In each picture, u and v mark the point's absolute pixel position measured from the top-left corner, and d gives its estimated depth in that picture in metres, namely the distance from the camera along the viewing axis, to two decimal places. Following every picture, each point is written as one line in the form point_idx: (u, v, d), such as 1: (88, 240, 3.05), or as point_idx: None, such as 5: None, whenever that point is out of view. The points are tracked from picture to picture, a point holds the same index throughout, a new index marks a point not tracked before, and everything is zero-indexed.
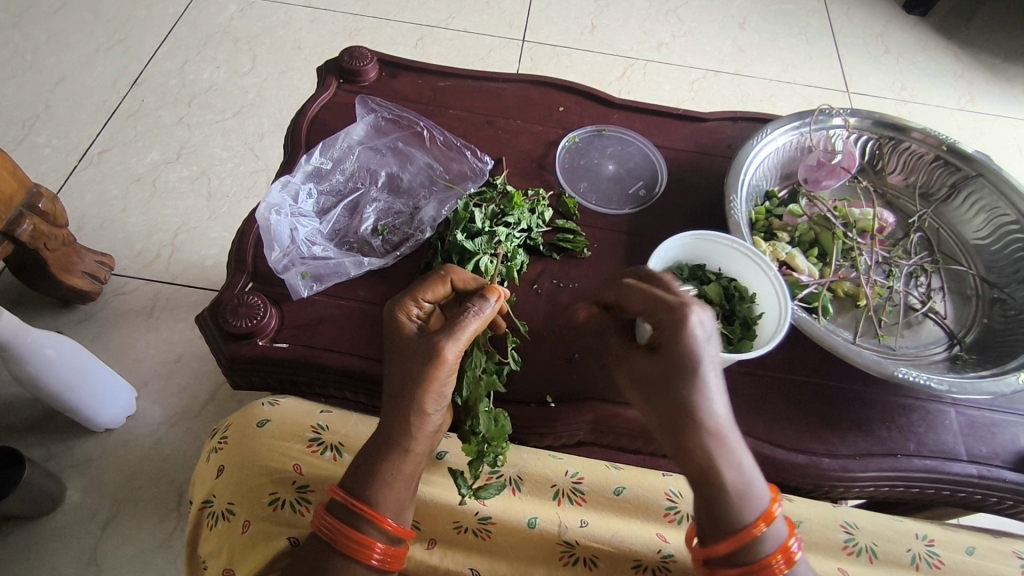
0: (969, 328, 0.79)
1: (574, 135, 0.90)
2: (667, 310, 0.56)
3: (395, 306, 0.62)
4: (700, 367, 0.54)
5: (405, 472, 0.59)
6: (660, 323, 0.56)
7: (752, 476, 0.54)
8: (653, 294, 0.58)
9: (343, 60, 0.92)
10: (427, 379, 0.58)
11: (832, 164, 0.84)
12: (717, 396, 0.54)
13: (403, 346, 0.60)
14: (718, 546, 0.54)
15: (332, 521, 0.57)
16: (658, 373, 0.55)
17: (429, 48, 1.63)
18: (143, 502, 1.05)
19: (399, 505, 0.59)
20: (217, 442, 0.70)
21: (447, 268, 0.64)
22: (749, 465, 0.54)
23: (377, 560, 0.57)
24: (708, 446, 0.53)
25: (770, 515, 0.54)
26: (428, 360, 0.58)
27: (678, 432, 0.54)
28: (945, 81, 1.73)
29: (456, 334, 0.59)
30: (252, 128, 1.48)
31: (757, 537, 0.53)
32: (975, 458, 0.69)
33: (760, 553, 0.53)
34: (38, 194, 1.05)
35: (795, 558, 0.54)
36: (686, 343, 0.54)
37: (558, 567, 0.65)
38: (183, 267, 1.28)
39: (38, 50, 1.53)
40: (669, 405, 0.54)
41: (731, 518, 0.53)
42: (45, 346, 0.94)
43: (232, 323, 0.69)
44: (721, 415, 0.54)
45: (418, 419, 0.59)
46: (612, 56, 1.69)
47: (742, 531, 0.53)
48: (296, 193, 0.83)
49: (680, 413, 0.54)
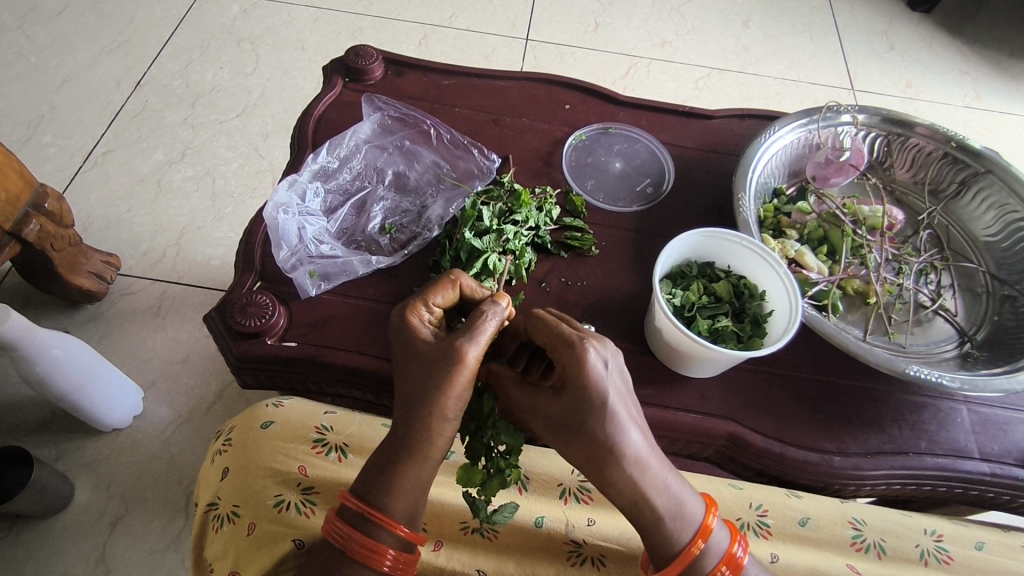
0: (980, 325, 0.79)
1: (581, 132, 0.90)
2: (566, 349, 0.56)
3: (406, 312, 0.62)
4: (606, 406, 0.54)
5: (419, 479, 0.58)
6: (562, 361, 0.56)
7: (682, 498, 0.57)
8: (551, 330, 0.57)
9: (348, 59, 0.92)
10: (447, 381, 0.56)
11: (840, 161, 0.84)
12: (631, 429, 0.55)
13: (419, 352, 0.59)
14: (662, 570, 0.58)
15: (343, 527, 0.57)
16: (564, 413, 0.56)
17: (432, 47, 1.63)
18: (152, 502, 1.05)
19: (412, 511, 0.59)
20: (222, 444, 0.70)
21: (455, 271, 0.64)
22: (676, 486, 0.57)
23: (389, 565, 0.57)
24: (630, 479, 0.56)
25: (704, 529, 0.58)
26: (447, 362, 0.56)
27: (600, 468, 0.56)
28: (950, 78, 1.72)
29: (473, 333, 0.57)
30: (257, 128, 1.48)
31: (695, 555, 0.57)
32: (987, 456, 0.69)
33: (702, 568, 0.57)
34: (44, 194, 1.05)
35: (740, 563, 0.58)
36: (587, 383, 0.54)
37: (566, 567, 0.64)
38: (188, 266, 1.28)
39: (43, 51, 1.53)
40: (583, 445, 0.56)
41: (667, 539, 0.57)
42: (53, 346, 0.94)
43: (241, 322, 0.69)
44: (637, 448, 0.55)
45: (437, 427, 0.57)
46: (616, 54, 1.69)
47: (680, 551, 0.57)
48: (303, 192, 0.83)
49: (594, 453, 0.55)
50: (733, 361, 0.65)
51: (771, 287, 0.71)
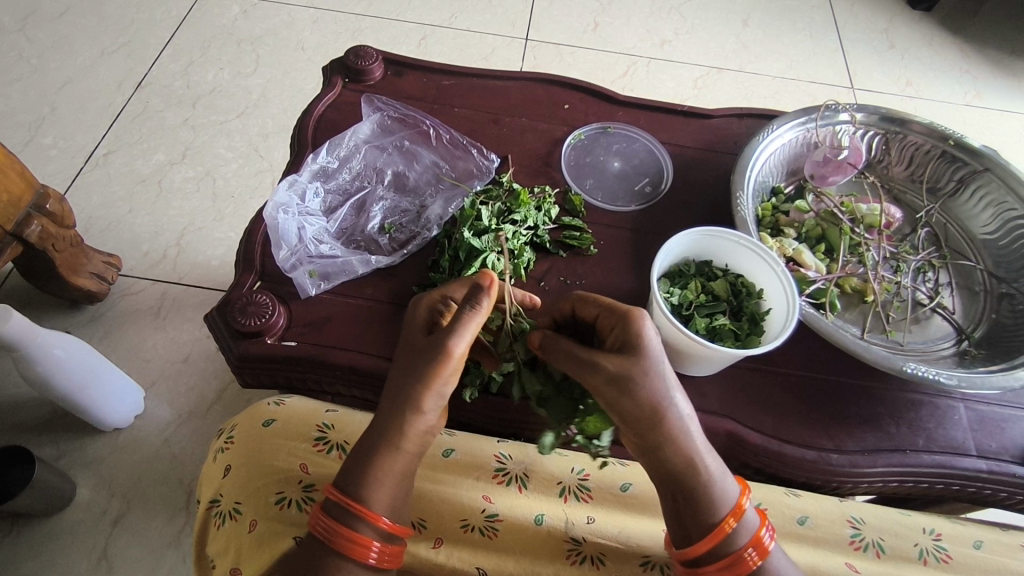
0: (978, 323, 0.79)
1: (580, 132, 0.90)
2: (625, 315, 0.59)
3: (417, 303, 0.63)
4: (660, 368, 0.58)
5: (396, 470, 0.59)
6: (616, 328, 0.60)
7: (719, 472, 0.60)
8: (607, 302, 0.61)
9: (348, 59, 0.92)
10: (432, 374, 0.58)
11: (838, 159, 0.83)
12: (678, 395, 0.58)
13: (416, 343, 0.61)
14: (697, 546, 0.58)
15: (326, 520, 0.57)
16: (619, 372, 0.56)
17: (432, 48, 1.63)
18: (153, 501, 1.05)
19: (392, 503, 0.60)
20: (223, 442, 0.70)
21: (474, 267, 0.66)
22: (716, 458, 0.60)
23: (375, 558, 0.57)
24: (678, 441, 0.58)
25: (738, 509, 0.59)
26: (431, 356, 0.58)
27: (651, 430, 0.58)
28: (950, 76, 1.72)
29: (459, 326, 0.58)
30: (257, 128, 1.48)
31: (729, 532, 0.58)
32: (984, 453, 0.69)
33: (734, 546, 0.58)
34: (46, 195, 1.06)
35: (767, 549, 0.58)
36: (647, 345, 0.57)
37: (565, 565, 0.65)
38: (189, 267, 1.29)
39: (44, 53, 1.53)
40: (638, 406, 0.57)
41: (705, 512, 0.58)
42: (55, 346, 0.95)
43: (241, 322, 0.70)
44: (682, 412, 0.58)
45: (414, 418, 0.59)
46: (615, 53, 1.69)
47: (716, 525, 0.58)
48: (303, 192, 0.84)
49: (649, 413, 0.57)
50: (731, 359, 0.65)
51: (768, 285, 0.71)
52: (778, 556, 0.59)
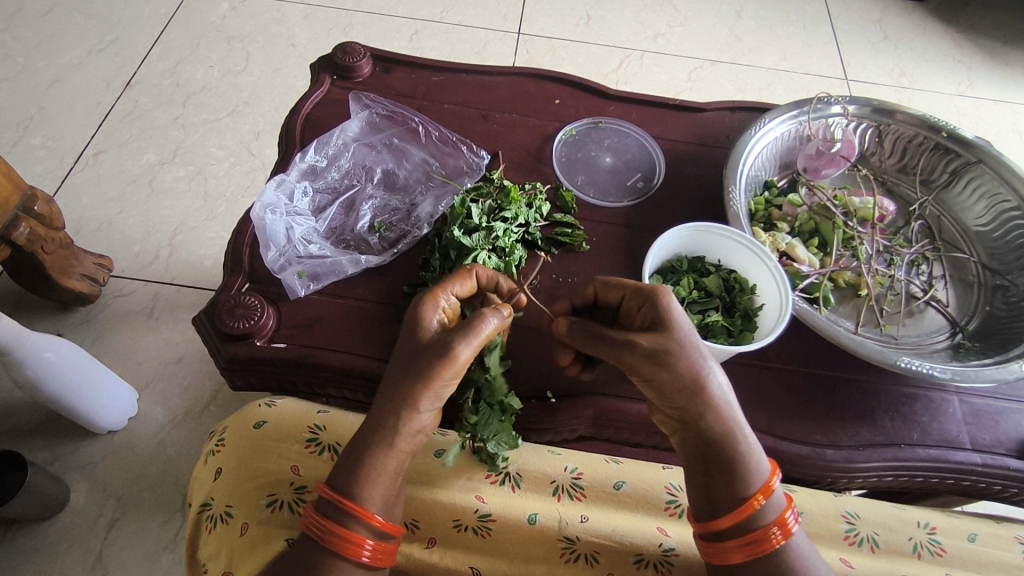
0: (972, 315, 0.79)
1: (571, 127, 0.90)
2: (652, 292, 0.60)
3: (422, 296, 0.62)
4: (695, 343, 0.59)
5: (390, 469, 0.59)
6: (645, 307, 0.61)
7: (754, 447, 0.60)
8: (632, 283, 0.63)
9: (335, 56, 0.91)
10: (434, 373, 0.57)
11: (830, 153, 0.84)
12: (716, 371, 0.59)
13: (420, 340, 0.60)
14: (723, 519, 0.58)
15: (319, 518, 0.57)
16: (654, 345, 0.57)
17: (424, 43, 1.62)
18: (148, 503, 1.05)
19: (385, 501, 0.59)
20: (214, 445, 0.69)
21: (471, 264, 0.66)
22: (751, 437, 0.60)
23: (368, 557, 0.57)
24: (717, 413, 0.58)
25: (767, 487, 0.58)
26: (439, 357, 0.57)
27: (690, 402, 0.58)
28: (943, 66, 1.72)
29: (469, 335, 0.58)
30: (248, 127, 1.47)
31: (758, 508, 0.57)
32: (979, 447, 0.69)
33: (761, 523, 0.57)
34: (33, 197, 1.05)
35: (791, 530, 0.57)
36: (679, 320, 0.58)
37: (559, 564, 0.65)
38: (182, 267, 1.28)
39: (30, 53, 1.52)
40: (677, 377, 0.57)
41: (735, 485, 0.58)
42: (45, 350, 0.94)
43: (230, 324, 0.69)
44: (721, 386, 0.59)
45: (411, 417, 0.59)
46: (608, 47, 1.68)
47: (744, 499, 0.58)
48: (291, 192, 0.83)
49: (688, 385, 0.58)
50: (724, 356, 0.65)
51: (762, 281, 0.71)
52: (800, 536, 0.58)
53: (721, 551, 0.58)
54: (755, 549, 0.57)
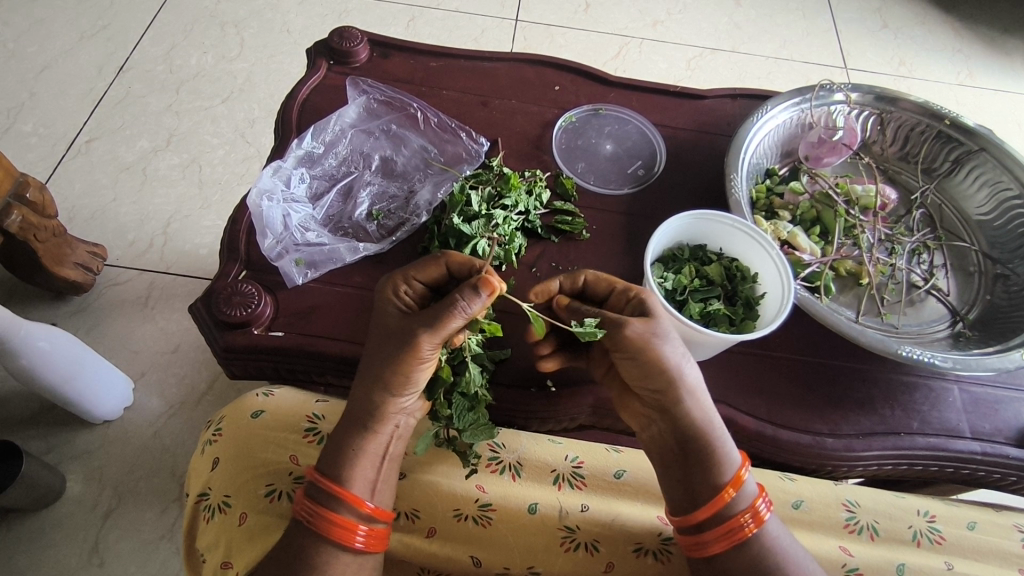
0: (972, 304, 0.79)
1: (571, 114, 0.89)
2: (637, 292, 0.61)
3: (384, 285, 0.62)
4: (672, 336, 0.59)
5: (372, 452, 0.60)
6: (627, 305, 0.61)
7: (726, 440, 0.60)
8: (620, 283, 0.63)
9: (333, 41, 0.90)
10: (398, 367, 0.57)
11: (833, 140, 0.82)
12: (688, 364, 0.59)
13: (383, 329, 0.59)
14: (699, 511, 0.58)
15: (309, 504, 0.57)
16: (639, 334, 0.57)
17: (421, 29, 1.60)
18: (144, 493, 1.04)
19: (371, 486, 0.59)
20: (212, 434, 0.68)
21: (442, 251, 0.62)
22: (722, 429, 0.61)
23: (361, 542, 0.57)
24: (688, 406, 0.59)
25: (738, 479, 0.59)
26: (400, 351, 0.57)
27: (663, 394, 0.59)
28: (943, 55, 1.71)
29: (431, 329, 0.56)
30: (243, 114, 1.45)
31: (729, 499, 0.58)
32: (979, 435, 0.69)
33: (732, 513, 0.58)
34: (26, 184, 1.03)
35: (764, 518, 0.58)
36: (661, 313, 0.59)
37: (559, 554, 0.64)
38: (176, 256, 1.27)
39: (20, 38, 1.49)
40: (654, 368, 0.57)
41: (704, 476, 0.59)
42: (39, 339, 0.93)
43: (227, 312, 0.68)
44: (692, 378, 0.59)
45: (390, 399, 0.59)
46: (608, 34, 1.66)
47: (716, 491, 0.58)
48: (288, 178, 0.82)
49: (665, 376, 0.58)
50: (725, 345, 0.64)
51: (763, 270, 0.70)
52: (773, 524, 0.59)
53: (699, 544, 0.58)
54: (730, 540, 0.58)
